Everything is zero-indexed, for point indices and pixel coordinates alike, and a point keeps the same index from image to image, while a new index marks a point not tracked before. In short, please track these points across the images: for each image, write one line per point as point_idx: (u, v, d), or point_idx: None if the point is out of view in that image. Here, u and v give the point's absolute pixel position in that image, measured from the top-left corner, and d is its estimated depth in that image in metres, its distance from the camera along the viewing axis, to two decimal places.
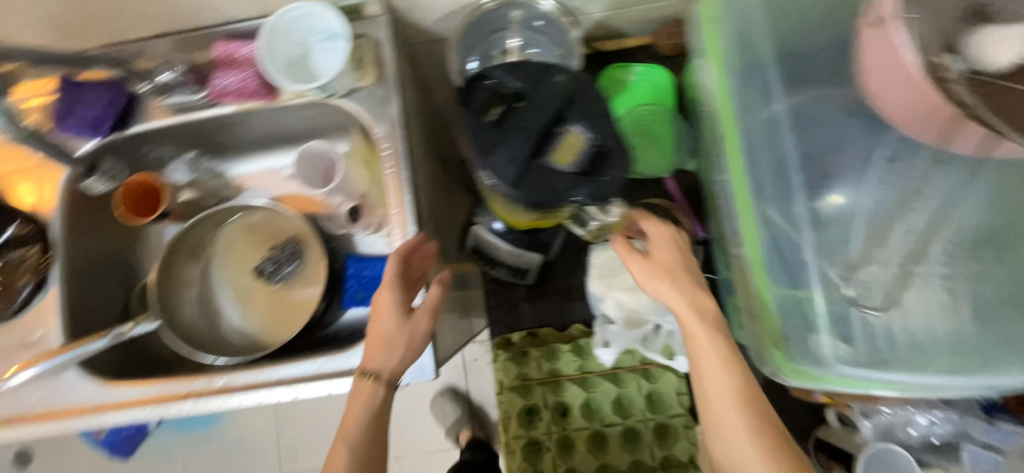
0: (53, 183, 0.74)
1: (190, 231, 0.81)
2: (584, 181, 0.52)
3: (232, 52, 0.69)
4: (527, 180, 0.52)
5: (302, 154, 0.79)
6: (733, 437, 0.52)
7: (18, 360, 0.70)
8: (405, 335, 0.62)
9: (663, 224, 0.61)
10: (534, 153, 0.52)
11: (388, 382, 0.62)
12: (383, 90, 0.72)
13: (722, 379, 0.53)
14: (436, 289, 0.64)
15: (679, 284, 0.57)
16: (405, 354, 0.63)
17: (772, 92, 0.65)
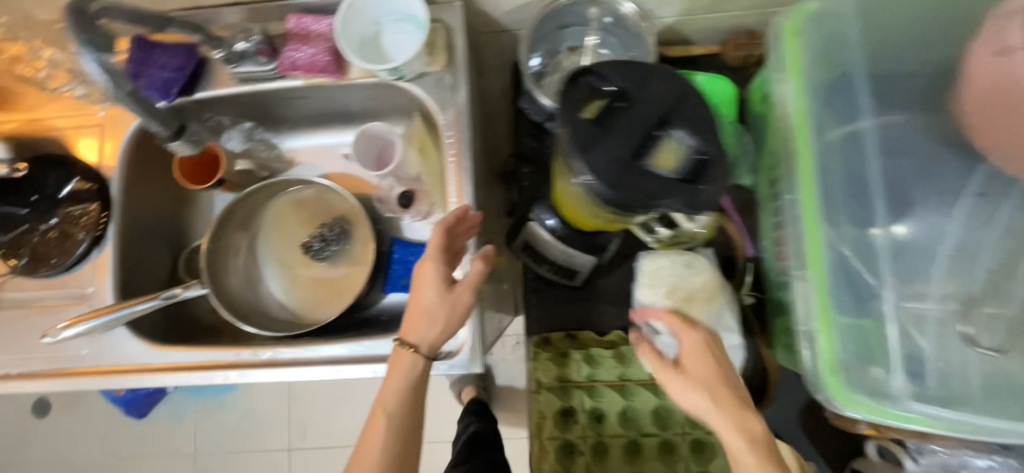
0: (116, 141, 0.74)
1: (238, 202, 0.81)
2: (681, 188, 0.44)
3: (306, 25, 0.69)
4: (619, 181, 0.43)
5: (361, 135, 0.78)
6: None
7: (69, 313, 0.70)
8: (447, 307, 0.62)
9: (697, 337, 0.64)
10: (632, 151, 0.45)
11: (427, 353, 0.63)
12: (452, 77, 0.71)
13: (740, 441, 0.56)
14: (479, 264, 0.64)
15: (709, 379, 0.61)
16: (444, 328, 0.63)
17: (853, 114, 0.63)
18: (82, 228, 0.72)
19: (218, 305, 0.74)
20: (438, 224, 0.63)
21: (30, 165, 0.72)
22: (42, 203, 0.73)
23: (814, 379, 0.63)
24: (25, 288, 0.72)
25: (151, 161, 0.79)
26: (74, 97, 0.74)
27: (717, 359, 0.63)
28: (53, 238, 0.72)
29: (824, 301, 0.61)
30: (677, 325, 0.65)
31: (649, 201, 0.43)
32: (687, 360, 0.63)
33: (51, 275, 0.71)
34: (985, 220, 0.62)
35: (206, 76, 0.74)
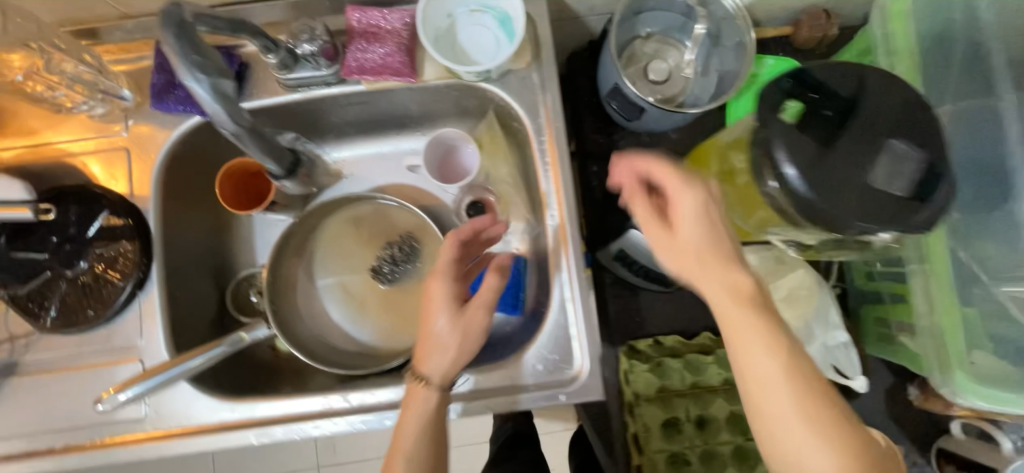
0: (146, 166, 0.64)
1: (296, 224, 0.71)
2: (906, 208, 0.36)
3: (375, 22, 0.60)
4: (821, 195, 0.36)
5: (432, 142, 0.71)
6: (771, 398, 0.42)
7: (120, 371, 0.61)
8: (461, 332, 0.53)
9: (695, 188, 0.45)
10: (849, 163, 0.36)
11: (440, 386, 0.54)
12: (538, 74, 0.64)
13: (757, 339, 0.42)
14: (493, 278, 0.55)
15: (715, 254, 0.44)
16: (459, 353, 0.54)
17: (966, 100, 0.61)
18: (122, 272, 0.62)
19: (287, 344, 0.66)
20: (449, 236, 0.58)
21: (48, 201, 0.61)
22: (64, 246, 0.62)
23: (936, 374, 0.63)
24: (57, 347, 0.62)
25: (186, 187, 0.69)
26: (91, 116, 0.63)
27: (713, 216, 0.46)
28: (86, 284, 0.62)
29: (949, 298, 0.60)
30: (668, 177, 0.46)
31: (853, 222, 0.36)
32: (686, 226, 0.45)
33: (93, 328, 0.62)
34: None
35: (250, 81, 0.64)
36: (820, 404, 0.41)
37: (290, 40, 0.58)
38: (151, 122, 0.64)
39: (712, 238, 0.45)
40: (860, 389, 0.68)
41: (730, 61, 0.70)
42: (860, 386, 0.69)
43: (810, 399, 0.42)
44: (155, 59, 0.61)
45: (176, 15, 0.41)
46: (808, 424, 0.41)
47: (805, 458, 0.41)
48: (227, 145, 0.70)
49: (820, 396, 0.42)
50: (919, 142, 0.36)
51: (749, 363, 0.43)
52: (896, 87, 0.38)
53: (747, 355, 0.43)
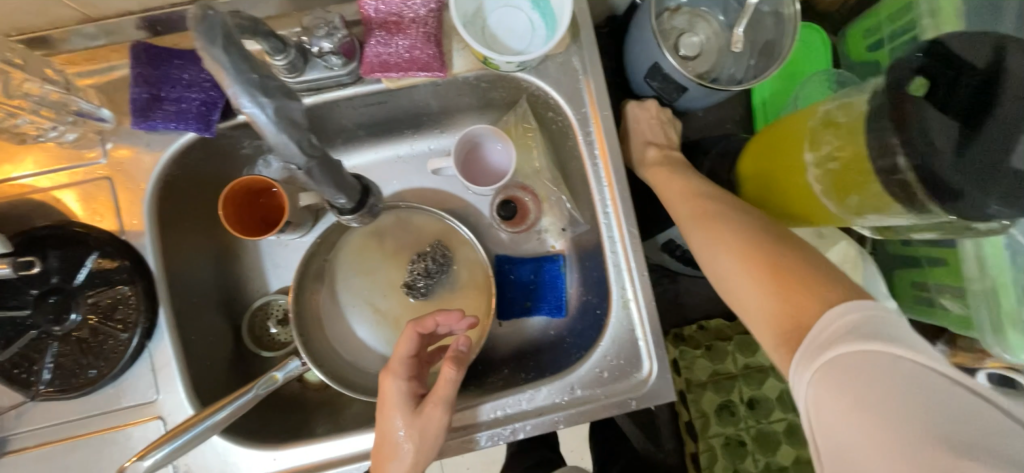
0: (135, 195, 0.55)
1: (308, 257, 0.64)
2: None
3: (398, 11, 0.53)
4: (950, 170, 0.34)
5: (462, 140, 0.64)
6: (693, 236, 0.55)
7: (136, 433, 0.54)
8: (415, 435, 0.49)
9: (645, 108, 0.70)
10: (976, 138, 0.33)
11: None
12: (574, 57, 0.59)
13: (686, 195, 0.58)
14: (447, 370, 0.50)
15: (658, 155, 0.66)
16: (418, 458, 0.49)
17: None
18: (124, 321, 0.53)
19: (318, 371, 0.59)
20: (409, 326, 0.53)
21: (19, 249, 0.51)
22: (48, 299, 0.52)
23: (983, 333, 0.64)
24: (53, 416, 0.54)
25: (183, 214, 0.60)
26: (60, 143, 0.53)
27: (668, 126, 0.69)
28: (82, 340, 0.53)
29: (1000, 260, 0.60)
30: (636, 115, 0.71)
31: (990, 203, 0.33)
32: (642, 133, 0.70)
33: (94, 390, 0.53)
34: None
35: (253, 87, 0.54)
36: (740, 227, 0.51)
37: (303, 39, 0.50)
38: (136, 144, 0.55)
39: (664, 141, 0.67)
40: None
41: (769, 30, 0.66)
42: None
43: (732, 228, 0.51)
44: (134, 69, 0.52)
45: (217, 19, 0.29)
46: (723, 247, 0.51)
47: (722, 270, 0.50)
48: (223, 162, 0.61)
49: (742, 226, 0.51)
50: None
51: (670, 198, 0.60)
52: None
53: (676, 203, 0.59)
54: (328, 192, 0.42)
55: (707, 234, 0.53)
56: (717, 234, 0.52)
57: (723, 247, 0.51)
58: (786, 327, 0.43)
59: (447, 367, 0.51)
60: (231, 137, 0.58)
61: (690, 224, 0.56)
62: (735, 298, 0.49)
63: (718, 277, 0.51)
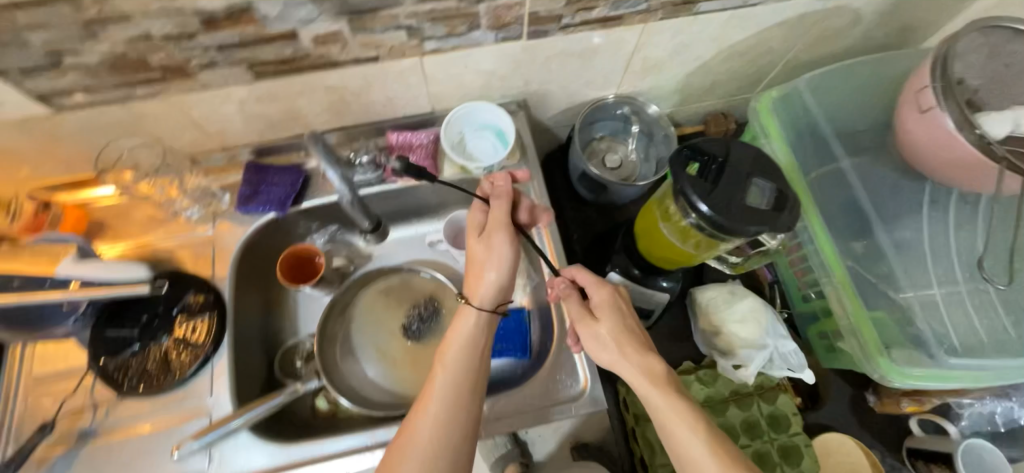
0: (226, 255, 0.81)
1: (337, 295, 0.89)
2: (760, 216, 0.56)
3: (408, 140, 0.86)
4: (723, 215, 0.56)
5: (449, 222, 0.90)
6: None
7: (190, 428, 0.71)
8: (483, 249, 0.71)
9: (603, 288, 0.71)
10: (722, 192, 0.58)
11: (483, 300, 0.69)
12: (525, 166, 0.89)
13: (689, 441, 0.59)
14: (501, 203, 0.73)
15: (643, 367, 0.64)
16: (491, 271, 0.70)
17: (836, 153, 0.87)
18: (201, 339, 0.75)
19: (337, 395, 0.79)
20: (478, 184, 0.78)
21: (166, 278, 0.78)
22: (155, 322, 0.75)
23: (867, 364, 0.79)
24: (133, 410, 0.72)
25: (252, 270, 0.86)
26: (188, 220, 0.82)
27: (619, 315, 0.69)
28: (168, 352, 0.74)
29: (855, 300, 0.79)
30: (591, 283, 0.71)
31: (746, 227, 0.56)
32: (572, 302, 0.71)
33: (169, 390, 0.72)
34: (949, 219, 0.81)
35: (311, 188, 0.85)
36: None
37: (352, 156, 0.86)
38: (234, 221, 0.83)
39: (599, 335, 0.67)
40: (811, 381, 0.84)
41: (663, 148, 0.97)
42: (811, 378, 0.85)
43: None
44: (244, 175, 0.83)
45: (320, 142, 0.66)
46: None
47: None
48: (285, 236, 0.88)
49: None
50: (761, 179, 0.60)
51: (659, 408, 0.62)
52: (749, 152, 0.61)
53: (676, 443, 0.59)
54: (361, 217, 0.83)
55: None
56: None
57: None
58: None
59: (505, 205, 0.72)
60: (296, 219, 0.86)
61: (691, 440, 0.59)
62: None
63: None
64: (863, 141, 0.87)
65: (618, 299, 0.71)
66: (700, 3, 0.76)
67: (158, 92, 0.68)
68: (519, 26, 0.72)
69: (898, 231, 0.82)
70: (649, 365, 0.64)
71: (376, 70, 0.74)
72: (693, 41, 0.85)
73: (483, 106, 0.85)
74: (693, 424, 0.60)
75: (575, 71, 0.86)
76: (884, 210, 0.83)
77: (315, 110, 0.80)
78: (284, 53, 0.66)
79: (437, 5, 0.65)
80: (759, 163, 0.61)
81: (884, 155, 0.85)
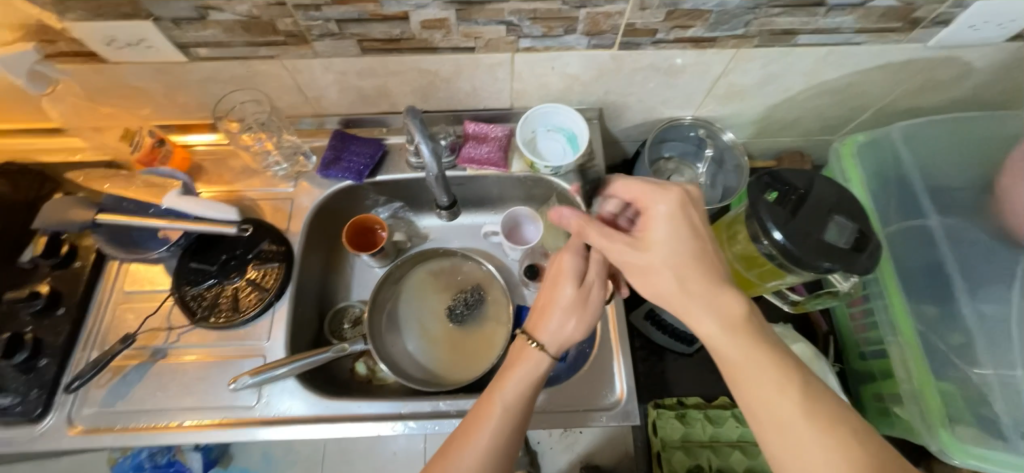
0: (302, 212, 0.87)
1: (391, 268, 0.92)
2: (838, 254, 0.55)
3: (483, 132, 0.89)
4: (799, 247, 0.55)
5: (507, 216, 0.93)
6: (785, 445, 0.52)
7: (246, 365, 0.76)
8: (581, 303, 0.66)
9: (665, 196, 0.61)
10: (800, 223, 0.56)
11: (553, 350, 0.65)
12: (591, 173, 0.90)
13: (769, 397, 0.53)
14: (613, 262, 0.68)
15: (716, 307, 0.57)
16: (576, 325, 0.66)
17: (923, 208, 0.82)
18: (269, 285, 0.81)
19: (379, 361, 0.82)
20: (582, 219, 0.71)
21: (250, 225, 0.84)
22: (231, 262, 0.82)
23: (926, 436, 0.73)
24: (200, 339, 0.78)
25: (320, 231, 0.91)
26: (274, 175, 0.89)
27: (687, 236, 0.60)
28: (238, 292, 0.80)
29: (921, 365, 0.74)
30: (645, 194, 0.62)
31: (821, 263, 0.54)
32: (598, 231, 0.62)
33: (234, 326, 0.78)
34: None
35: (388, 162, 0.91)
36: (837, 442, 0.50)
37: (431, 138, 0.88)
38: (313, 182, 0.89)
39: (648, 265, 0.60)
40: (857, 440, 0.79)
41: (732, 178, 0.95)
42: None
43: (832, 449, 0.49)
44: (330, 142, 0.89)
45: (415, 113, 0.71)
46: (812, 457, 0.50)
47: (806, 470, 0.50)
48: (354, 205, 0.94)
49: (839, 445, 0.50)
50: (844, 217, 0.58)
51: (731, 358, 0.56)
52: (835, 188, 0.60)
53: (761, 404, 0.54)
54: (439, 192, 0.86)
55: (794, 438, 0.51)
56: (791, 431, 0.52)
57: (818, 440, 0.50)
58: None
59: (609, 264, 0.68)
60: (367, 190, 0.92)
61: (771, 396, 0.53)
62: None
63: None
64: (957, 200, 0.82)
65: (683, 206, 0.61)
66: (800, 35, 0.75)
67: (276, 55, 0.75)
68: (613, 35, 0.74)
69: (982, 301, 0.76)
70: (719, 296, 0.57)
71: (469, 60, 0.77)
72: (784, 73, 0.84)
73: (558, 109, 0.87)
74: (782, 381, 0.53)
75: (657, 87, 0.86)
76: (970, 276, 0.78)
77: (405, 91, 0.85)
78: (392, 33, 0.72)
79: (541, 5, 0.67)
80: (843, 201, 0.59)
81: (978, 218, 0.80)
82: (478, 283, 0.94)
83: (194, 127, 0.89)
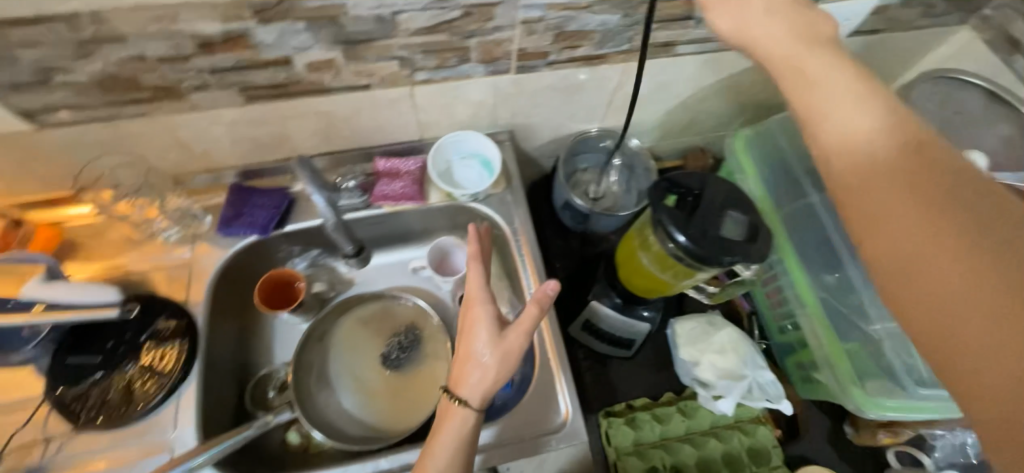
0: (202, 277, 0.79)
1: (314, 323, 0.86)
2: (736, 247, 0.58)
3: (395, 167, 0.86)
4: (702, 246, 0.58)
5: (433, 249, 0.90)
6: (865, 200, 0.43)
7: (148, 464, 0.67)
8: (500, 353, 0.63)
9: None
10: (702, 225, 0.59)
11: (478, 405, 0.64)
12: (511, 194, 0.91)
13: (851, 129, 0.46)
14: (531, 309, 0.62)
15: (785, 19, 0.53)
16: (496, 377, 0.63)
17: (806, 188, 0.91)
18: (169, 367, 0.71)
19: (309, 426, 0.76)
20: (472, 262, 0.69)
21: (138, 304, 0.74)
22: (119, 349, 0.72)
23: (842, 396, 0.80)
24: (88, 445, 0.68)
25: (228, 295, 0.83)
26: (166, 242, 0.80)
27: None
28: (132, 382, 0.70)
29: (829, 332, 0.82)
30: None
31: (723, 258, 0.58)
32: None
33: (130, 423, 0.69)
34: None
35: (296, 210, 0.85)
36: (902, 192, 0.41)
37: (339, 181, 0.86)
38: (212, 243, 0.81)
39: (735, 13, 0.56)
40: (787, 412, 0.85)
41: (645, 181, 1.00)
42: (784, 407, 0.85)
43: (980, 264, 0.36)
44: (227, 197, 0.82)
45: (308, 162, 0.68)
46: (890, 202, 0.42)
47: (887, 229, 0.41)
48: (265, 260, 0.86)
49: (997, 266, 0.35)
50: (736, 211, 0.62)
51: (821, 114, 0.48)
52: (722, 185, 0.64)
53: (825, 116, 0.48)
54: (344, 241, 0.85)
55: (876, 191, 0.43)
56: (872, 184, 0.43)
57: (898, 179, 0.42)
58: (963, 300, 0.36)
59: (531, 312, 0.62)
60: (277, 242, 0.85)
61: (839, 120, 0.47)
62: (955, 357, 0.36)
63: (878, 246, 0.42)
64: None
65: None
66: (679, 46, 0.81)
67: (146, 112, 0.68)
68: (508, 61, 0.75)
69: None
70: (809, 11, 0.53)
71: (367, 97, 0.75)
72: (672, 80, 0.90)
73: (468, 137, 0.86)
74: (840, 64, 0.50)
75: (560, 104, 0.89)
76: None
77: (306, 133, 0.80)
78: (276, 78, 0.67)
79: (429, 38, 0.67)
80: (731, 195, 0.63)
81: None
82: (412, 323, 0.90)
83: (60, 201, 0.78)
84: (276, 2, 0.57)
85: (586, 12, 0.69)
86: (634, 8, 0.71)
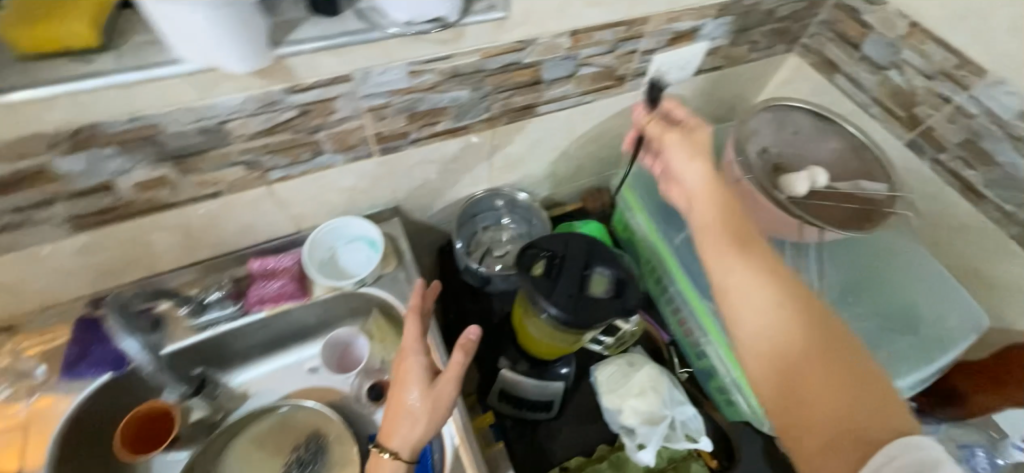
0: (42, 437, 0.69)
1: (195, 461, 0.76)
2: (605, 306, 0.59)
3: (268, 266, 0.80)
4: (574, 314, 0.58)
5: (325, 345, 0.83)
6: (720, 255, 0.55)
7: None
8: (430, 401, 0.65)
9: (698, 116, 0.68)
10: (570, 290, 0.60)
11: (409, 456, 0.65)
12: (404, 272, 0.87)
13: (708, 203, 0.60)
14: (457, 356, 0.65)
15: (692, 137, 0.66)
16: (427, 428, 0.65)
17: None
18: None
19: None
20: (409, 313, 0.69)
21: None
22: None
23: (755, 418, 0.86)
24: None
25: (83, 446, 0.73)
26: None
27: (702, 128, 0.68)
28: None
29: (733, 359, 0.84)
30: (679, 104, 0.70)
31: (597, 323, 0.58)
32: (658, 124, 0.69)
33: None
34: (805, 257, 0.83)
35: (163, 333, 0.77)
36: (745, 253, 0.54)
37: (203, 294, 0.78)
38: (57, 392, 0.71)
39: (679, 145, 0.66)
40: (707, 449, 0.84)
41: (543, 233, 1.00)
42: (704, 446, 0.85)
43: (795, 316, 0.49)
44: (75, 335, 0.73)
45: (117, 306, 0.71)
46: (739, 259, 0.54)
47: (738, 281, 0.53)
48: (130, 397, 0.76)
49: (811, 330, 0.49)
50: (601, 266, 0.62)
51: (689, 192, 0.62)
52: (584, 240, 0.65)
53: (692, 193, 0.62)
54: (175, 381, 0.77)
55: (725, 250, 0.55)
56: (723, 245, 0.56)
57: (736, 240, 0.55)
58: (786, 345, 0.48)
59: (456, 359, 0.65)
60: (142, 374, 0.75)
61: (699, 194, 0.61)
62: (792, 387, 0.47)
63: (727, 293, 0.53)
64: None
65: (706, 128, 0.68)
66: (539, 107, 0.84)
67: None
68: (367, 146, 0.74)
69: None
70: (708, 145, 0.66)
71: (220, 204, 0.71)
72: (545, 136, 0.92)
73: (344, 223, 0.82)
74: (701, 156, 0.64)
75: (440, 174, 0.88)
76: None
77: (161, 249, 0.73)
78: (100, 204, 0.62)
79: (270, 139, 0.64)
80: (596, 250, 0.64)
81: None
82: (315, 429, 0.82)
83: None
84: (75, 133, 0.53)
85: (432, 92, 0.70)
86: (480, 81, 0.73)
